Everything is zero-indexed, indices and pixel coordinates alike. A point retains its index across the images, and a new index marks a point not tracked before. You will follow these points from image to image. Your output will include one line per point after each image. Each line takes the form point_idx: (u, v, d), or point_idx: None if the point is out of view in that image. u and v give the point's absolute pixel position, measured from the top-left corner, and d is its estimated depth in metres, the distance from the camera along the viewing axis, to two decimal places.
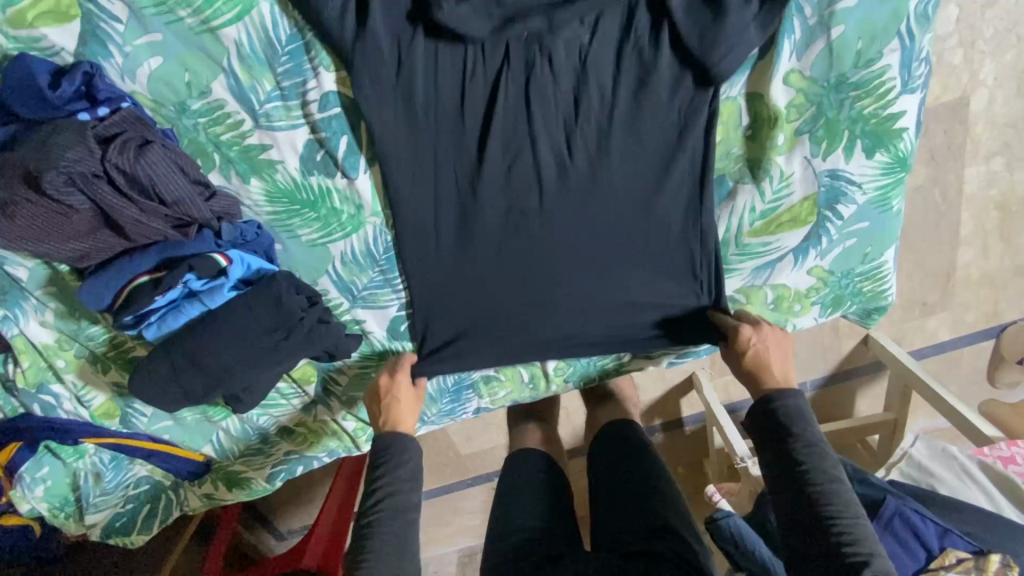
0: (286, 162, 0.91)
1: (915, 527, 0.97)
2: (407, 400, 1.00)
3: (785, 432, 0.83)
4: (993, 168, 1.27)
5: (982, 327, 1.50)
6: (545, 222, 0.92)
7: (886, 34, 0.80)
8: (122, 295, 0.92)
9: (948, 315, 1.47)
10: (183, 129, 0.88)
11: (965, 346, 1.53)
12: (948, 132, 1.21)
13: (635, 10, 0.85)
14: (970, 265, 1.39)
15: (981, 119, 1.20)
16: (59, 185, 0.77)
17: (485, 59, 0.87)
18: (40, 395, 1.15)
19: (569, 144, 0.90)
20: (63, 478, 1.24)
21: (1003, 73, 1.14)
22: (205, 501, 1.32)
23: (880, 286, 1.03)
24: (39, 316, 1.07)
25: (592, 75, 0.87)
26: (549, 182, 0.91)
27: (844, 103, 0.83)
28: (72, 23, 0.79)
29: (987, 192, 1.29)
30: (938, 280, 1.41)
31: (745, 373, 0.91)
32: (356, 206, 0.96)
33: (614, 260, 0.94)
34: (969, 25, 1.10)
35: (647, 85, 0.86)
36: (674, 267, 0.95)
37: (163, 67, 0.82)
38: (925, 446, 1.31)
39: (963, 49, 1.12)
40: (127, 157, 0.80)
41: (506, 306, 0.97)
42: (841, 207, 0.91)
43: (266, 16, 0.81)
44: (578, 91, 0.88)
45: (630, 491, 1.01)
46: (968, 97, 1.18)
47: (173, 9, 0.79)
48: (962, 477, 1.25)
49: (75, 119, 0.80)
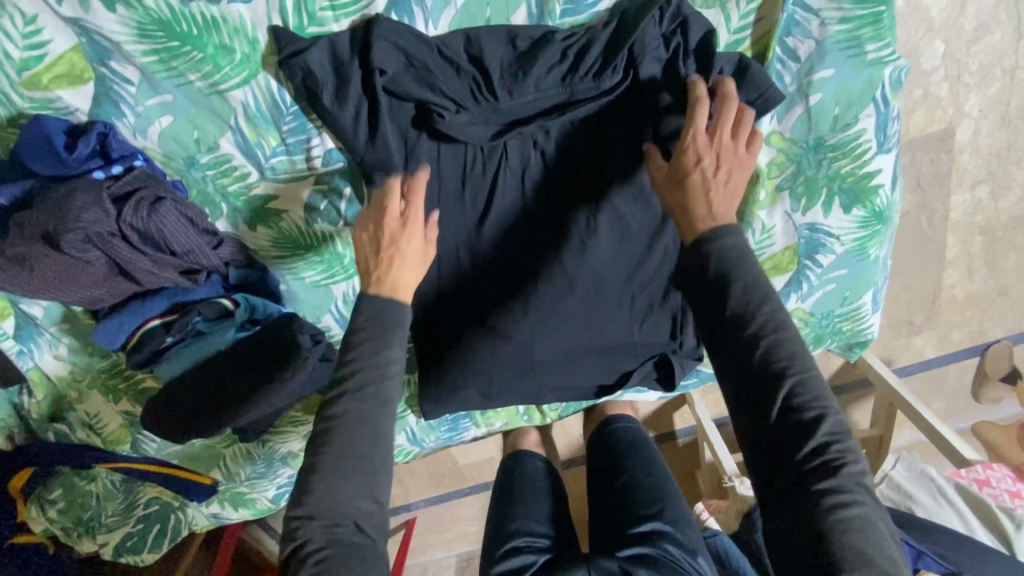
0: (291, 210, 0.95)
1: None
2: (410, 256, 0.78)
3: (740, 322, 0.67)
4: (980, 195, 1.30)
5: (968, 345, 1.52)
6: (539, 296, 0.98)
7: (862, 100, 0.83)
8: (134, 337, 0.97)
9: (935, 333, 1.49)
10: (192, 182, 0.92)
11: (952, 363, 1.55)
12: (934, 160, 1.24)
13: (621, 109, 0.89)
14: (957, 284, 1.42)
15: (966, 148, 1.23)
16: (76, 245, 0.80)
17: (484, 155, 0.91)
18: (55, 424, 1.21)
19: (562, 228, 0.95)
20: (74, 501, 1.28)
21: (987, 106, 1.18)
22: (213, 520, 1.37)
23: (859, 325, 1.06)
24: (53, 351, 1.11)
25: (582, 168, 0.92)
26: (544, 261, 0.97)
27: (822, 163, 0.88)
28: (86, 86, 0.82)
29: (973, 218, 1.32)
30: (925, 301, 1.44)
31: (699, 264, 0.71)
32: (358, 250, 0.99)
33: (600, 327, 1.02)
34: (955, 59, 1.13)
35: (633, 178, 0.91)
36: (652, 328, 1.04)
37: (174, 126, 0.86)
38: (905, 469, 1.35)
39: (948, 82, 1.16)
40: (141, 215, 0.84)
41: (502, 369, 1.02)
42: (820, 257, 0.95)
43: (271, 83, 0.84)
44: (569, 181, 0.93)
45: (619, 490, 1.04)
46: (954, 128, 1.21)
47: (183, 73, 0.82)
48: (939, 498, 1.29)
49: (90, 177, 0.83)
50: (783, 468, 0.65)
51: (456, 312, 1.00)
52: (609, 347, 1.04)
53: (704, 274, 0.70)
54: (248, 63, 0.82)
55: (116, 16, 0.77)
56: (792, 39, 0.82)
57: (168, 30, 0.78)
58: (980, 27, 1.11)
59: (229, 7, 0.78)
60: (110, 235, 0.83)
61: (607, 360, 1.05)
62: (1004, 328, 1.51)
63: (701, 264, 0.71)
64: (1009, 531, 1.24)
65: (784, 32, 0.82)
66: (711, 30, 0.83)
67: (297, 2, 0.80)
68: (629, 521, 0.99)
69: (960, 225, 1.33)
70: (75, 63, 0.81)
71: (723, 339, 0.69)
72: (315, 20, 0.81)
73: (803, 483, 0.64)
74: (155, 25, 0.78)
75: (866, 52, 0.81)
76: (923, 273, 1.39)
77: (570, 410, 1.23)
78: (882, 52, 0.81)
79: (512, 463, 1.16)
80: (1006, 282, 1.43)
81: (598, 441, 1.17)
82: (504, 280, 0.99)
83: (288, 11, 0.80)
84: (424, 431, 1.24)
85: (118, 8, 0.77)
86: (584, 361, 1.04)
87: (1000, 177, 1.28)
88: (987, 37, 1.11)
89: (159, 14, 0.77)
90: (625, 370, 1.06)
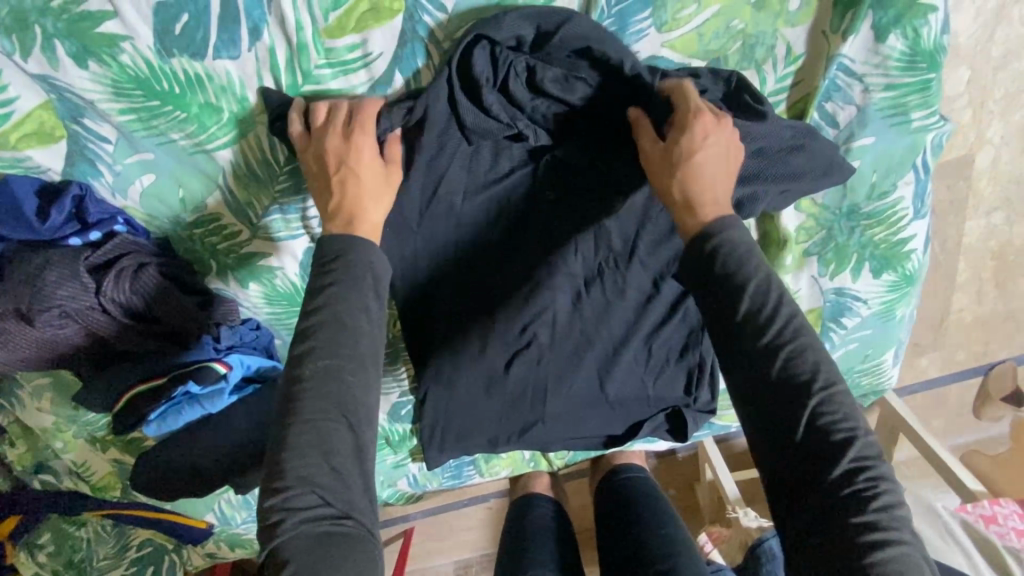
0: (285, 268, 0.88)
1: None
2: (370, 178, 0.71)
3: (756, 331, 0.59)
4: (993, 222, 1.13)
5: (968, 365, 1.35)
6: (550, 347, 0.91)
7: (902, 167, 0.80)
8: (118, 404, 0.89)
9: (939, 355, 1.32)
10: (176, 243, 0.85)
11: (950, 382, 1.37)
12: (950, 188, 1.08)
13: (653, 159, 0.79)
14: (964, 309, 1.24)
15: (984, 176, 1.06)
16: (54, 320, 0.76)
17: (509, 209, 0.84)
18: (42, 472, 1.17)
19: (586, 278, 0.87)
20: (65, 543, 1.22)
21: (1012, 131, 1.01)
22: (209, 560, 1.30)
23: (877, 379, 1.02)
24: (35, 403, 1.05)
25: (613, 228, 0.83)
26: (562, 314, 0.89)
27: (855, 231, 0.85)
28: (58, 144, 0.75)
29: (985, 244, 1.15)
30: (930, 324, 1.26)
31: (701, 262, 0.63)
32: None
33: (614, 389, 0.93)
34: (980, 85, 0.96)
35: (668, 235, 0.83)
36: (669, 394, 0.95)
37: (157, 186, 0.79)
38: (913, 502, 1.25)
39: (972, 108, 0.98)
40: (123, 286, 0.78)
41: (506, 427, 0.95)
42: (845, 319, 0.92)
43: (262, 141, 0.77)
44: (599, 236, 0.84)
45: (632, 538, 1.01)
46: (972, 155, 1.05)
47: (165, 132, 0.75)
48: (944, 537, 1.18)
49: (67, 245, 0.77)
50: (810, 500, 0.55)
51: (467, 364, 0.92)
52: (618, 401, 0.95)
53: (710, 276, 0.62)
54: (237, 122, 0.75)
55: (87, 73, 0.70)
56: (832, 104, 0.77)
57: (147, 88, 0.71)
58: (1007, 52, 0.94)
59: (214, 63, 0.71)
60: (91, 308, 0.77)
61: (617, 419, 0.97)
62: (1009, 348, 1.32)
63: (701, 264, 0.63)
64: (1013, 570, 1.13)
65: (825, 98, 0.77)
66: None
67: (289, 59, 0.72)
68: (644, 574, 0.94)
69: (972, 251, 1.16)
70: (45, 121, 0.73)
71: (735, 352, 0.60)
72: (310, 79, 0.73)
73: (833, 516, 0.53)
74: (131, 83, 0.71)
75: (911, 120, 0.77)
76: (929, 301, 1.22)
77: (577, 458, 1.20)
78: (928, 120, 0.77)
79: (522, 508, 1.12)
80: (1015, 305, 1.25)
81: (608, 487, 1.15)
82: (521, 333, 0.89)
83: (281, 68, 0.72)
84: (426, 476, 1.18)
85: (90, 64, 0.69)
86: (594, 416, 0.96)
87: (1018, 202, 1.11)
88: (1016, 63, 0.94)
89: (136, 71, 0.70)
90: (636, 420, 0.97)
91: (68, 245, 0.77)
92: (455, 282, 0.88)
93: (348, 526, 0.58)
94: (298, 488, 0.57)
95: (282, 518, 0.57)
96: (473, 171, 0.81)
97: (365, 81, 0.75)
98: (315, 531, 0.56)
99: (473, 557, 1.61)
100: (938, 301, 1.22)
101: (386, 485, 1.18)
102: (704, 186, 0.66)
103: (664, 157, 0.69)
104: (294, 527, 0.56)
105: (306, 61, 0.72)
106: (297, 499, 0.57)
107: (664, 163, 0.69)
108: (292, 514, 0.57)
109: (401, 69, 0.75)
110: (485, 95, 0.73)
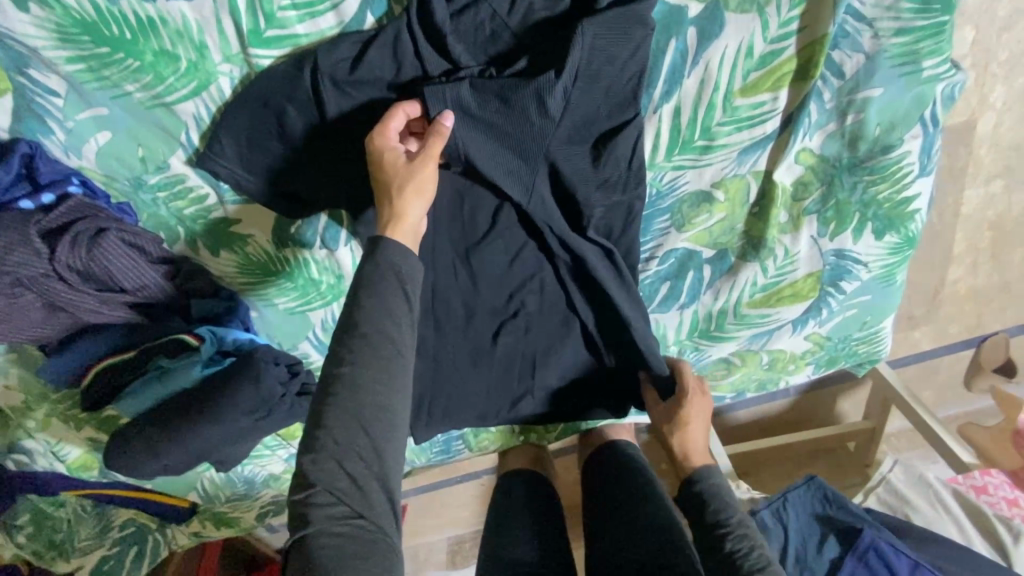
0: (257, 236, 0.83)
1: (887, 561, 0.93)
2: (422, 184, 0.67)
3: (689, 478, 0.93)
4: (992, 190, 1.09)
5: (962, 338, 1.32)
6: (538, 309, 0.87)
7: (908, 120, 0.76)
8: (88, 377, 0.86)
9: (933, 328, 1.28)
10: (140, 207, 0.79)
11: (943, 355, 1.35)
12: (948, 155, 1.03)
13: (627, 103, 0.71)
14: (959, 279, 1.21)
15: (985, 143, 1.01)
16: (5, 288, 0.71)
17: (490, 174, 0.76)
18: (14, 453, 1.09)
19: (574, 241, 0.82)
20: (42, 524, 1.17)
21: (1014, 95, 0.96)
22: (194, 539, 1.29)
23: (875, 347, 1.02)
24: (2, 380, 0.99)
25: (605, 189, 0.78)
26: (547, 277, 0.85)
27: (857, 187, 0.81)
28: (3, 99, 0.69)
29: (983, 213, 1.11)
30: (924, 296, 1.22)
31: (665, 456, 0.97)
32: (332, 270, 0.88)
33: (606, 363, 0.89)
34: (983, 46, 0.90)
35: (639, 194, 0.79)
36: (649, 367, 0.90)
37: (115, 144, 0.73)
38: (903, 473, 1.21)
39: (973, 72, 0.93)
40: (79, 252, 0.73)
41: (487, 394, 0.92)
42: (844, 283, 0.90)
43: (226, 94, 0.71)
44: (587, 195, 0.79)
45: (618, 513, 0.98)
46: (974, 121, 0.99)
47: (119, 84, 0.69)
48: (934, 505, 1.16)
49: (17, 209, 0.72)
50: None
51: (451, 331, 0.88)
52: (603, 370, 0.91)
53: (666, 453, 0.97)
54: (197, 72, 0.69)
55: (28, 17, 0.64)
56: (839, 53, 0.72)
57: (94, 34, 0.65)
58: (1014, 11, 0.87)
59: (167, 6, 0.65)
60: (45, 276, 0.72)
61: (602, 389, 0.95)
62: (1001, 321, 1.30)
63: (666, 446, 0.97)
64: (1005, 540, 1.11)
65: (833, 46, 0.72)
66: (741, 42, 0.70)
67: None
68: (634, 551, 0.90)
69: (970, 220, 1.11)
70: None
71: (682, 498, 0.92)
72: (274, 22, 0.67)
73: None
74: (77, 28, 0.65)
75: (922, 69, 0.73)
76: (926, 272, 1.18)
77: (567, 431, 1.17)
78: (938, 68, 0.73)
79: (509, 487, 1.09)
80: (1009, 277, 1.22)
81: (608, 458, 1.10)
82: (507, 296, 0.86)
83: (241, 10, 0.66)
84: (412, 453, 1.15)
85: (30, 6, 0.63)
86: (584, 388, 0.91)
87: (1016, 170, 1.06)
88: (1022, 21, 0.88)
89: (82, 15, 0.64)
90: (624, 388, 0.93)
91: (19, 208, 0.72)
92: (433, 246, 0.82)
93: (360, 524, 0.58)
94: (319, 488, 0.58)
95: (306, 514, 0.58)
96: (455, 130, 0.68)
97: (335, 25, 0.68)
98: (334, 529, 0.57)
99: (465, 533, 1.62)
100: (934, 272, 1.18)
101: None
102: (692, 448, 0.93)
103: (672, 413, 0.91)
104: (320, 521, 0.57)
105: (269, 1, 0.66)
106: (319, 499, 0.58)
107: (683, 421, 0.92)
108: (313, 511, 0.58)
109: (373, 9, 0.68)
110: (451, 46, 0.68)
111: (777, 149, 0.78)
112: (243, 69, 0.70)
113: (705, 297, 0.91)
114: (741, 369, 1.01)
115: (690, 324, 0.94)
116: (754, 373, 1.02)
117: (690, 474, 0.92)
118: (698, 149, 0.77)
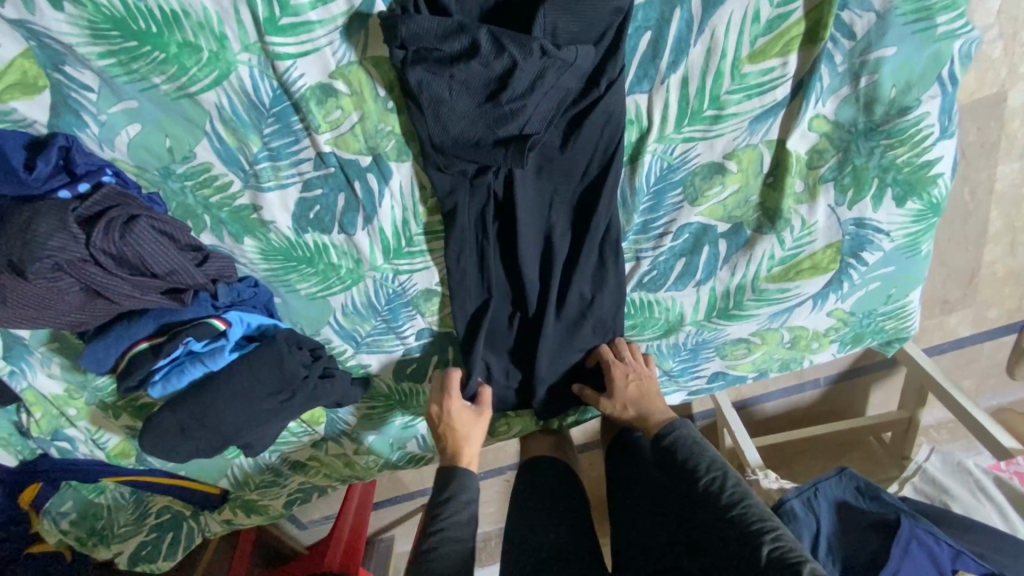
0: (277, 222, 0.85)
1: (931, 551, 0.88)
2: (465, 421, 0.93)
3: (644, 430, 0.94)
4: None
5: (1004, 320, 1.27)
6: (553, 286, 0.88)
7: (926, 80, 0.74)
8: (124, 361, 0.90)
9: (971, 311, 1.23)
10: (170, 195, 0.83)
11: (984, 340, 1.30)
12: (982, 128, 0.99)
13: (603, 68, 0.73)
14: (998, 259, 1.16)
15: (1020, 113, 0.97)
16: (45, 272, 0.74)
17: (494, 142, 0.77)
18: (57, 441, 1.15)
19: (587, 214, 0.83)
20: (86, 512, 1.23)
21: None
22: (227, 526, 1.30)
23: (902, 324, 0.99)
24: (46, 368, 1.05)
25: (614, 158, 0.78)
26: (562, 253, 0.86)
27: (875, 151, 0.79)
28: (41, 95, 0.74)
29: None
30: (961, 279, 1.17)
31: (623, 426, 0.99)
32: (408, 239, 0.88)
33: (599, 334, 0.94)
34: (1010, 13, 0.87)
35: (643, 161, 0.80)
36: (617, 334, 0.94)
37: (144, 135, 0.77)
38: (941, 461, 1.16)
39: (1004, 40, 0.90)
40: (113, 238, 0.76)
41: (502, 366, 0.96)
42: (866, 254, 0.88)
43: (245, 82, 0.74)
44: (597, 168, 0.80)
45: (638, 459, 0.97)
46: (1006, 90, 0.95)
47: (147, 77, 0.73)
48: (977, 494, 1.11)
49: (54, 198, 0.76)
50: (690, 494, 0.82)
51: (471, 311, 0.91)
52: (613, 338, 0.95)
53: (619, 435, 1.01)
54: (217, 62, 0.72)
55: (63, 15, 0.68)
56: (849, 13, 0.71)
57: (123, 28, 0.69)
58: None
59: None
60: (82, 260, 0.76)
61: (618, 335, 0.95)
62: None
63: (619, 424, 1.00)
64: None
65: (841, 6, 0.71)
66: (748, 8, 0.70)
67: None
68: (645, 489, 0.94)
69: (1006, 196, 1.07)
70: (27, 70, 0.72)
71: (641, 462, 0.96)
72: (288, 10, 0.70)
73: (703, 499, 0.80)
74: (108, 24, 0.69)
75: (936, 26, 0.71)
76: (962, 252, 1.13)
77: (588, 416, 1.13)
78: (955, 25, 0.71)
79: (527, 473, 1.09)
80: None
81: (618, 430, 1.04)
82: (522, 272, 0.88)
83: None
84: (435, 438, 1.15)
85: (65, 5, 0.68)
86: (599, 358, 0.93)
87: None
88: None
89: (111, 11, 0.68)
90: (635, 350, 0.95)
91: (57, 197, 0.77)
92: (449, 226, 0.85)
93: None
94: None
95: None
96: (435, 114, 0.74)
97: (345, 10, 0.71)
98: None
99: (493, 527, 1.62)
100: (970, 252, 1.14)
101: (396, 448, 1.16)
102: (638, 405, 0.94)
103: (622, 379, 0.92)
104: None
105: None
106: None
107: (632, 379, 0.93)
108: None
109: None
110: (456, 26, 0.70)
111: (789, 117, 0.77)
112: (261, 59, 0.73)
113: (722, 273, 0.90)
114: (761, 348, 0.99)
115: (708, 303, 0.93)
116: (776, 352, 1.00)
117: (658, 436, 0.90)
118: (707, 119, 0.77)
